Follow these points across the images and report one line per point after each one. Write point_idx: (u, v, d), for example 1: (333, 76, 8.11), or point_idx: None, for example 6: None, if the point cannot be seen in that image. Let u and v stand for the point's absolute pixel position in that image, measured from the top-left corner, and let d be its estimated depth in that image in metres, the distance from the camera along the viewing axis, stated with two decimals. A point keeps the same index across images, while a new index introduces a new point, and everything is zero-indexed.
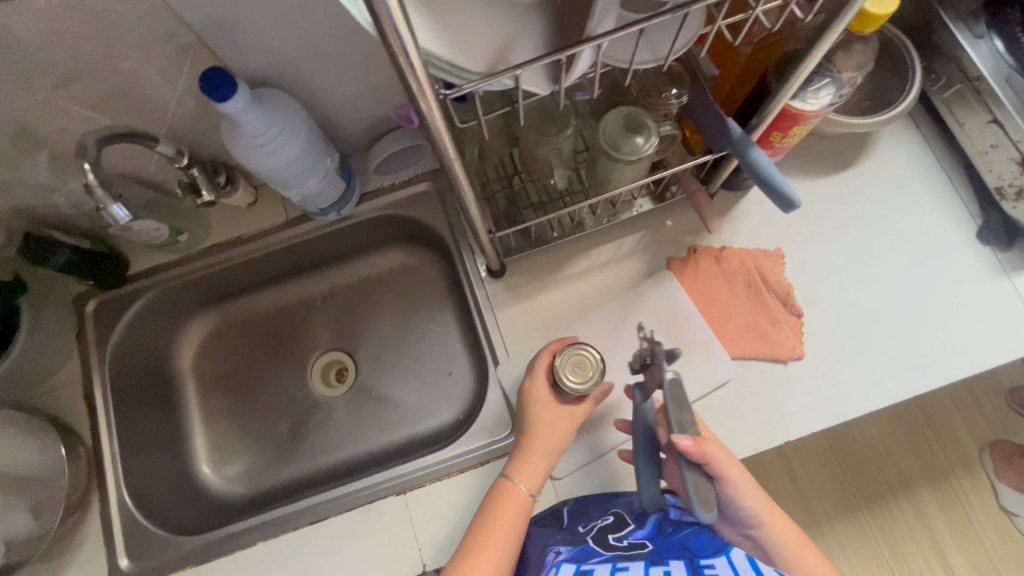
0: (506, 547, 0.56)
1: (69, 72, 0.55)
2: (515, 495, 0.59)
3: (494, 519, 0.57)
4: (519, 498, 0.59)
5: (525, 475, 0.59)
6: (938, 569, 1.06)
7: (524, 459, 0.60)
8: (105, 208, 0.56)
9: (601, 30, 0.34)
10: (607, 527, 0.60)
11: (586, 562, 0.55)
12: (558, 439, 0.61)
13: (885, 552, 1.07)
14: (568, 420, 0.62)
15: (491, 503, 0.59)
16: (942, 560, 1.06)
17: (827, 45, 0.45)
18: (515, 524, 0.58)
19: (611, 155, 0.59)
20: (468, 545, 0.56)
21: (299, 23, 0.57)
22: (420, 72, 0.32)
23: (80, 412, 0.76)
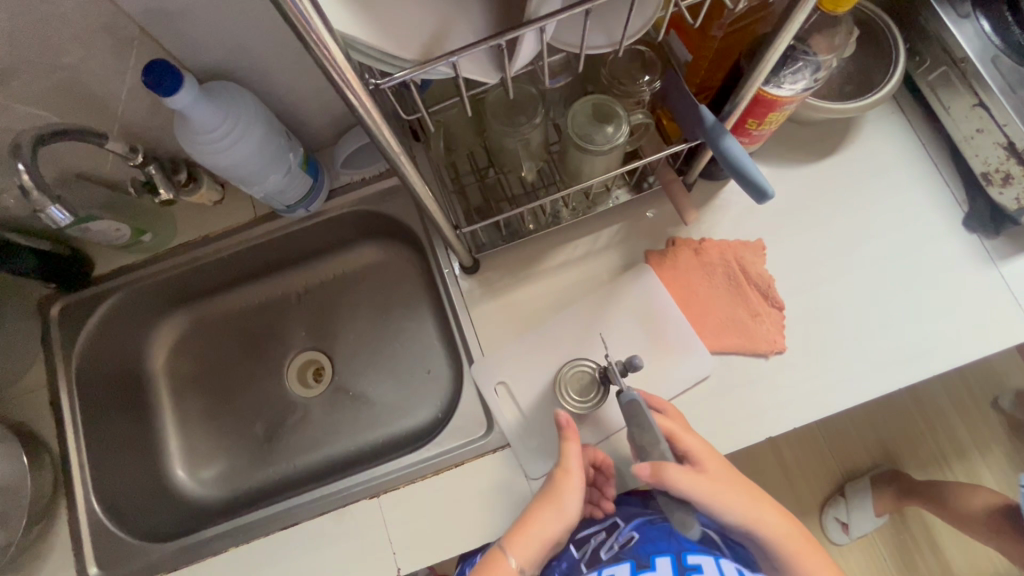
0: None
1: (6, 69, 0.53)
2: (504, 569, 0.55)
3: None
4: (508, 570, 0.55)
5: (515, 548, 0.56)
6: (927, 555, 1.06)
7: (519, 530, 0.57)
8: (43, 211, 0.55)
9: (543, 12, 0.32)
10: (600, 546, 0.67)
11: None
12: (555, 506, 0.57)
13: (874, 538, 1.07)
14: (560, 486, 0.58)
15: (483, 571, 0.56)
16: (932, 545, 1.07)
17: (796, 25, 0.43)
18: None
19: (581, 145, 0.57)
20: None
21: (248, 12, 0.55)
22: (343, 64, 0.30)
23: (45, 419, 0.74)
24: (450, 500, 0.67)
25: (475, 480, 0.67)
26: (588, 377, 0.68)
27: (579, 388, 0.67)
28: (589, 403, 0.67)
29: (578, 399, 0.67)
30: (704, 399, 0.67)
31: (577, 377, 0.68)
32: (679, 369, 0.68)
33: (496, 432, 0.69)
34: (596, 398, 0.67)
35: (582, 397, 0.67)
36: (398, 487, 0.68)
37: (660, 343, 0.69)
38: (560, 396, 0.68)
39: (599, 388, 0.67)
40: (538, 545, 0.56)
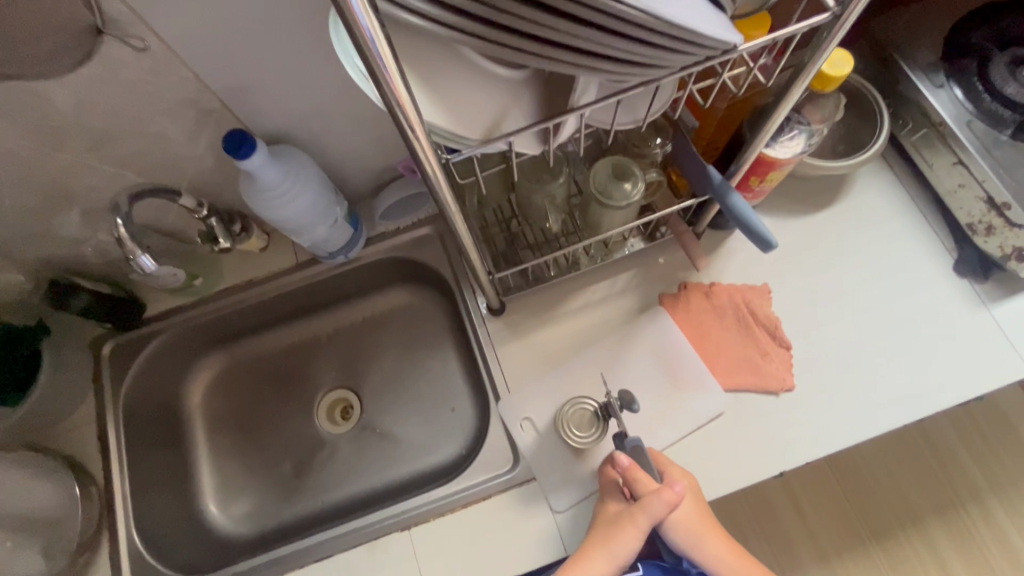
0: None
1: (103, 136, 0.60)
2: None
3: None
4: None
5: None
6: None
7: (576, 565, 0.60)
8: (133, 258, 0.61)
9: (584, 101, 0.39)
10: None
11: None
12: (612, 548, 0.59)
13: None
14: (625, 534, 0.59)
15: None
16: None
17: (791, 102, 0.50)
18: None
19: (603, 201, 0.64)
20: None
21: (312, 87, 0.63)
22: (421, 138, 0.37)
23: (92, 453, 0.78)
24: (479, 533, 0.70)
25: (502, 513, 0.70)
26: (589, 415, 0.72)
27: (581, 424, 0.72)
28: (589, 439, 0.71)
29: (579, 436, 0.71)
30: (720, 435, 0.71)
31: (580, 415, 0.72)
32: (696, 406, 0.72)
33: (522, 467, 0.73)
34: (595, 434, 0.71)
35: (583, 433, 0.71)
36: (428, 521, 0.71)
37: (676, 381, 0.74)
38: (563, 433, 0.71)
39: (599, 425, 0.71)
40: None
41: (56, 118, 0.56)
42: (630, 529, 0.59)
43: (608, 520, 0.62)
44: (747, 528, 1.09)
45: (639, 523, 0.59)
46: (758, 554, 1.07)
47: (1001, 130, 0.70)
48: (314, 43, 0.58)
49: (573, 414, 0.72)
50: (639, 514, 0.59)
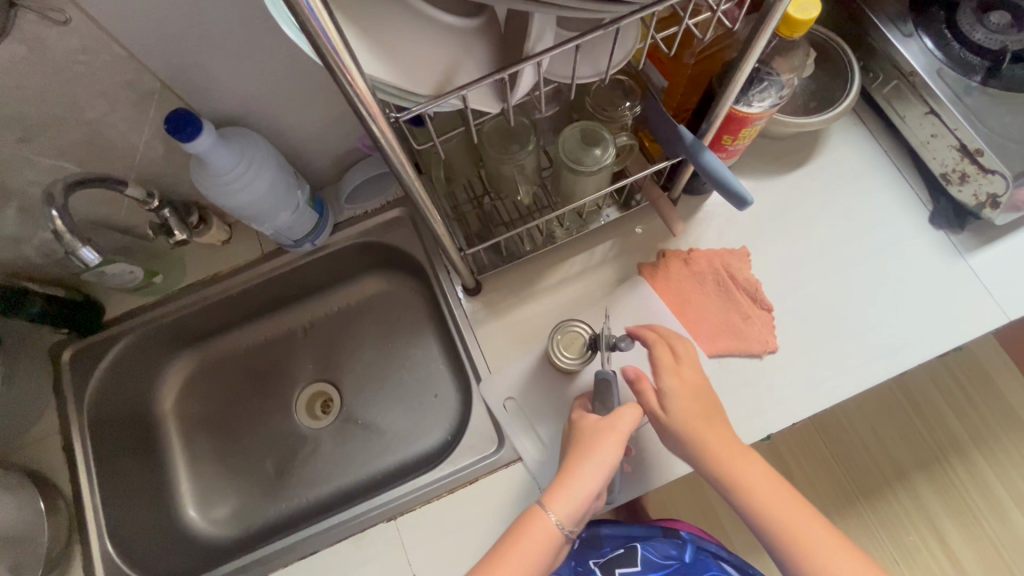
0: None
1: (34, 125, 0.56)
2: (539, 520, 0.57)
3: (516, 537, 0.57)
4: (547, 526, 0.57)
5: (557, 503, 0.58)
6: (944, 560, 1.04)
7: (563, 486, 0.58)
8: (74, 251, 0.58)
9: (539, 48, 0.36)
10: (616, 560, 0.73)
11: None
12: (594, 459, 0.59)
13: (891, 548, 1.04)
14: (605, 447, 0.59)
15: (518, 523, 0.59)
16: (947, 552, 1.04)
17: (757, 52, 0.48)
18: (538, 553, 0.56)
19: (574, 169, 0.62)
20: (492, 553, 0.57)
21: (258, 62, 0.59)
22: (368, 99, 0.34)
23: (57, 464, 0.74)
24: (469, 517, 0.68)
25: (491, 495, 0.69)
26: (580, 341, 0.71)
27: (572, 348, 0.71)
28: (575, 363, 0.71)
29: (569, 357, 0.71)
30: None
31: (571, 339, 0.71)
32: None
33: (508, 447, 0.71)
34: (582, 360, 0.71)
35: (572, 357, 0.71)
36: (415, 509, 0.69)
37: None
38: (552, 352, 0.71)
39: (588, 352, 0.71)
40: (578, 502, 0.58)
41: None
42: (612, 439, 0.60)
43: (584, 435, 0.62)
44: None
45: (619, 428, 0.60)
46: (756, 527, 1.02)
47: (971, 77, 0.70)
48: (258, 15, 0.54)
49: (566, 337, 0.71)
50: (616, 418, 0.61)
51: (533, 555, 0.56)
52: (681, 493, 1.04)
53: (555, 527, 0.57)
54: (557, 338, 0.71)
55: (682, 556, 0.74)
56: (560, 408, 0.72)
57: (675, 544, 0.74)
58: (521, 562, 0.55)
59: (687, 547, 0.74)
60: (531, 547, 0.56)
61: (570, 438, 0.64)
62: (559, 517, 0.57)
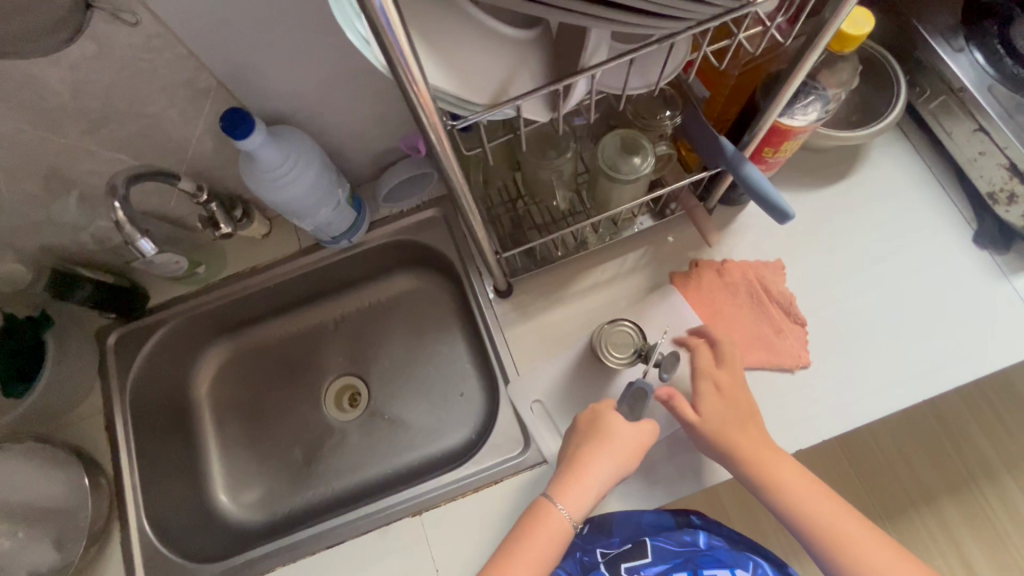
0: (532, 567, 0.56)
1: (98, 118, 0.59)
2: (554, 516, 0.58)
3: (529, 530, 0.58)
4: (559, 519, 0.58)
5: (572, 498, 0.59)
6: None
7: (580, 483, 0.59)
8: (132, 242, 0.60)
9: (595, 61, 0.37)
10: (624, 554, 0.67)
11: None
12: (612, 460, 0.60)
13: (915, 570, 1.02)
14: (628, 455, 0.61)
15: (531, 513, 0.60)
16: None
17: (808, 65, 0.47)
18: (551, 543, 0.58)
19: (612, 176, 0.62)
20: (507, 542, 0.58)
21: (308, 63, 0.61)
22: (429, 106, 0.35)
23: (100, 443, 0.77)
24: (492, 516, 0.69)
25: (515, 496, 0.70)
26: (626, 337, 0.72)
27: (620, 348, 0.71)
28: (621, 363, 0.71)
29: (618, 356, 0.71)
30: None
31: (618, 337, 0.71)
32: None
33: (534, 448, 0.72)
34: (628, 359, 0.71)
35: (620, 355, 0.71)
36: (440, 505, 0.70)
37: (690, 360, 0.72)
38: (599, 350, 0.71)
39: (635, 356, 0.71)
40: (593, 502, 0.59)
41: (49, 99, 0.55)
42: (633, 448, 0.61)
43: (606, 433, 0.61)
44: (759, 513, 1.02)
45: (643, 438, 0.62)
46: (775, 541, 1.01)
47: None
48: (313, 19, 0.56)
49: (612, 335, 0.72)
50: (641, 427, 0.62)
51: (545, 549, 0.57)
52: (701, 501, 1.04)
53: (565, 519, 0.58)
54: (603, 337, 0.71)
55: (696, 543, 0.67)
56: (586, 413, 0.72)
57: (686, 531, 0.68)
58: (536, 558, 0.56)
59: (699, 534, 0.68)
60: (545, 540, 0.58)
61: (584, 426, 0.64)
62: (572, 514, 0.59)
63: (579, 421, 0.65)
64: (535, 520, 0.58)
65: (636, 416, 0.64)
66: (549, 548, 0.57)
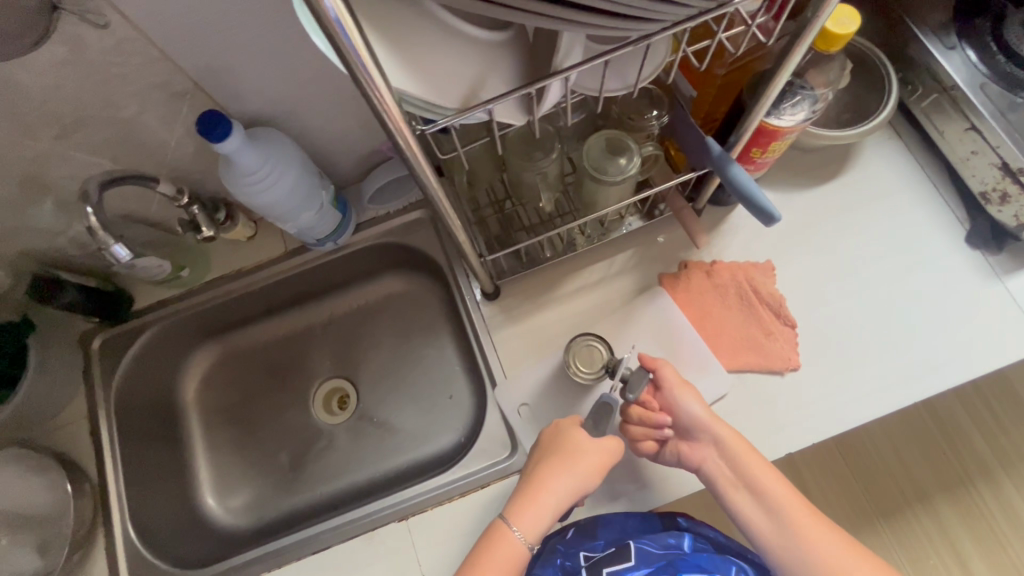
0: None
1: (72, 122, 0.58)
2: (510, 538, 0.59)
3: (486, 553, 0.58)
4: (514, 541, 0.58)
5: (526, 520, 0.59)
6: None
7: (536, 504, 0.59)
8: (105, 248, 0.60)
9: (568, 64, 0.36)
10: (606, 558, 0.65)
11: None
12: (569, 480, 0.60)
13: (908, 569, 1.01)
14: (587, 473, 0.60)
15: (487, 536, 0.60)
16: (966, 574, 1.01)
17: (792, 66, 0.46)
18: (506, 565, 0.58)
19: (597, 178, 0.61)
20: (466, 563, 0.59)
21: (286, 65, 0.60)
22: (395, 111, 0.34)
23: (84, 449, 0.77)
24: (478, 522, 0.68)
25: (501, 501, 0.69)
26: (596, 354, 0.71)
27: (589, 364, 0.71)
28: (589, 380, 0.71)
29: (587, 372, 0.70)
30: (726, 417, 0.69)
31: (589, 352, 0.71)
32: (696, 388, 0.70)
33: (520, 453, 0.72)
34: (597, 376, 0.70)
35: (589, 371, 0.71)
36: (426, 510, 0.69)
37: (678, 363, 0.71)
38: (567, 363, 0.71)
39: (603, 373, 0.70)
40: (548, 521, 0.59)
41: (20, 103, 0.54)
42: (592, 469, 0.60)
43: (566, 451, 0.61)
44: None
45: (604, 457, 0.61)
46: None
47: (1017, 92, 0.66)
48: (290, 21, 0.55)
49: (582, 351, 0.71)
50: (602, 445, 0.62)
51: (501, 573, 0.57)
52: (694, 502, 1.03)
53: (521, 541, 0.59)
54: (571, 354, 0.71)
55: (680, 546, 0.66)
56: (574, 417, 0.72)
57: (672, 534, 0.66)
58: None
59: (684, 537, 0.66)
60: (500, 564, 0.58)
61: (547, 442, 0.64)
62: (527, 535, 0.59)
63: (542, 437, 0.64)
64: (490, 542, 0.59)
65: (598, 430, 0.65)
66: (505, 572, 0.57)
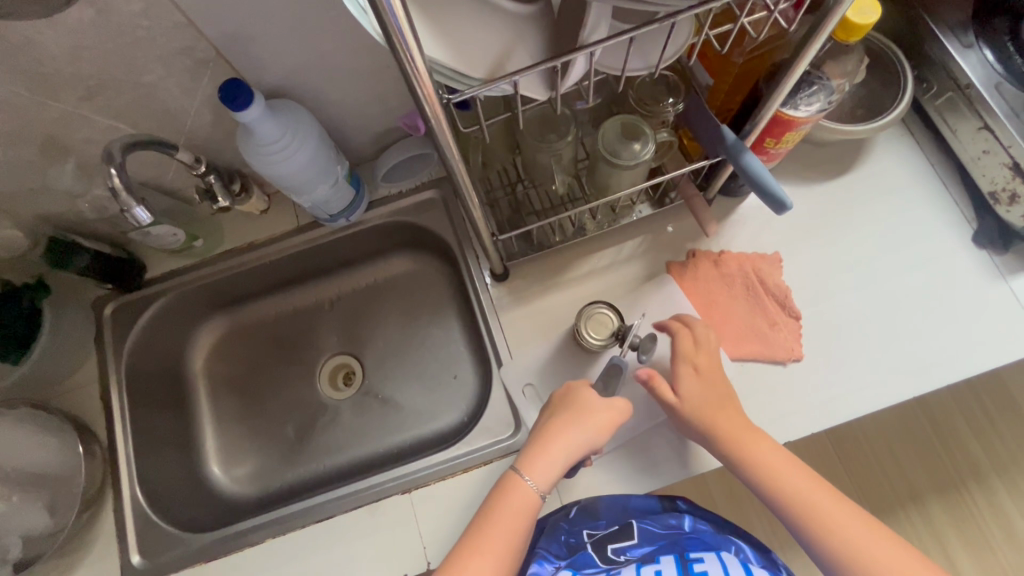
0: (497, 538, 0.57)
1: (96, 85, 0.59)
2: (521, 487, 0.59)
3: (497, 502, 0.59)
4: (526, 489, 0.59)
5: (537, 470, 0.60)
6: None
7: (547, 456, 0.61)
8: (129, 211, 0.60)
9: (594, 39, 0.37)
10: (610, 537, 0.68)
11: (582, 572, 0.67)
12: (580, 433, 0.61)
13: None
14: (597, 428, 0.62)
15: (499, 487, 0.61)
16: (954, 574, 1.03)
17: (811, 55, 0.47)
18: (518, 514, 0.58)
19: (611, 161, 0.61)
20: (477, 514, 0.59)
21: (308, 37, 0.61)
22: (425, 79, 0.35)
23: (94, 412, 0.78)
24: (480, 496, 0.70)
25: None
26: (607, 322, 0.71)
27: (599, 331, 0.71)
28: (598, 345, 0.71)
29: (597, 337, 0.71)
30: None
31: (600, 321, 0.71)
32: None
33: (524, 432, 0.73)
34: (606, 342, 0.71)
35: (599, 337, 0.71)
36: (429, 484, 0.71)
37: None
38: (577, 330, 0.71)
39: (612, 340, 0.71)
40: (559, 473, 0.60)
41: (46, 63, 0.55)
42: (602, 424, 0.62)
43: (576, 407, 0.63)
44: (745, 504, 1.03)
45: (614, 413, 0.63)
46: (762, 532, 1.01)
47: None
48: None
49: (592, 318, 0.71)
50: (612, 403, 0.63)
51: (513, 521, 0.58)
52: (690, 491, 1.05)
53: (532, 490, 0.59)
54: (582, 320, 0.71)
55: (681, 526, 0.69)
56: None
57: (672, 514, 0.69)
58: (502, 533, 0.57)
59: (685, 517, 0.69)
60: (511, 512, 0.58)
61: (558, 400, 0.65)
62: (538, 485, 0.60)
63: (553, 396, 0.66)
64: (503, 492, 0.60)
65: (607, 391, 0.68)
66: (516, 518, 0.58)
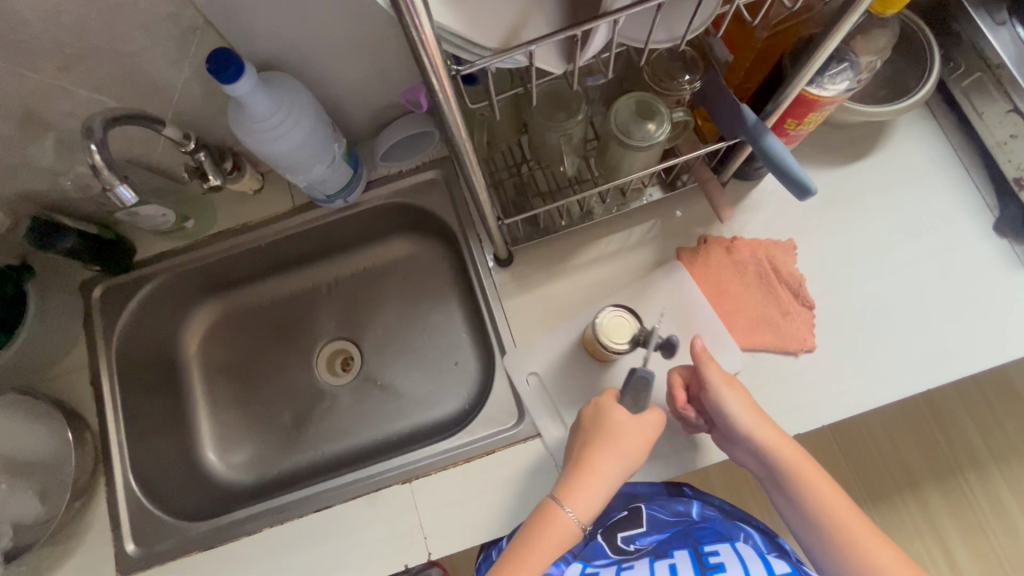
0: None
1: (75, 54, 0.55)
2: (562, 521, 0.55)
3: (535, 536, 0.55)
4: (565, 521, 0.55)
5: (575, 499, 0.56)
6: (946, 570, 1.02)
7: (586, 485, 0.57)
8: (111, 189, 0.57)
9: (618, 5, 0.33)
10: (620, 524, 0.67)
11: (591, 563, 0.64)
12: (618, 459, 0.58)
13: None
14: (634, 451, 0.59)
15: (536, 519, 0.56)
16: (952, 563, 1.02)
17: (843, 31, 0.44)
18: (561, 548, 0.55)
19: (623, 142, 0.58)
20: (512, 548, 0.55)
21: (304, 5, 0.57)
22: (432, 46, 0.32)
23: (85, 397, 0.76)
24: (482, 487, 0.68)
25: (507, 468, 0.69)
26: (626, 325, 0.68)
27: (618, 333, 0.67)
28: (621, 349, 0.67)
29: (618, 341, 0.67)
30: None
31: (618, 323, 0.68)
32: None
33: (528, 422, 0.71)
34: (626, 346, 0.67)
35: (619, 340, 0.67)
36: (430, 474, 0.69)
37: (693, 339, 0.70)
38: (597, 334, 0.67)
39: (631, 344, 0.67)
40: (600, 501, 0.57)
41: (20, 29, 0.51)
42: (638, 447, 0.59)
43: (610, 431, 0.59)
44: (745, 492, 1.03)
45: (648, 435, 0.60)
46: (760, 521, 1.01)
47: None
48: None
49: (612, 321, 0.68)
50: (647, 423, 0.60)
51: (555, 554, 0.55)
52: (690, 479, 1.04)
53: (572, 522, 0.56)
54: (602, 324, 0.67)
55: (689, 514, 0.67)
56: (584, 388, 0.71)
57: (680, 501, 0.68)
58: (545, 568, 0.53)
59: (692, 504, 0.68)
60: (553, 546, 0.55)
61: (587, 422, 0.61)
62: (579, 516, 0.56)
63: (581, 418, 0.62)
64: (540, 525, 0.55)
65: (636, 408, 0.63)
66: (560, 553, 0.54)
